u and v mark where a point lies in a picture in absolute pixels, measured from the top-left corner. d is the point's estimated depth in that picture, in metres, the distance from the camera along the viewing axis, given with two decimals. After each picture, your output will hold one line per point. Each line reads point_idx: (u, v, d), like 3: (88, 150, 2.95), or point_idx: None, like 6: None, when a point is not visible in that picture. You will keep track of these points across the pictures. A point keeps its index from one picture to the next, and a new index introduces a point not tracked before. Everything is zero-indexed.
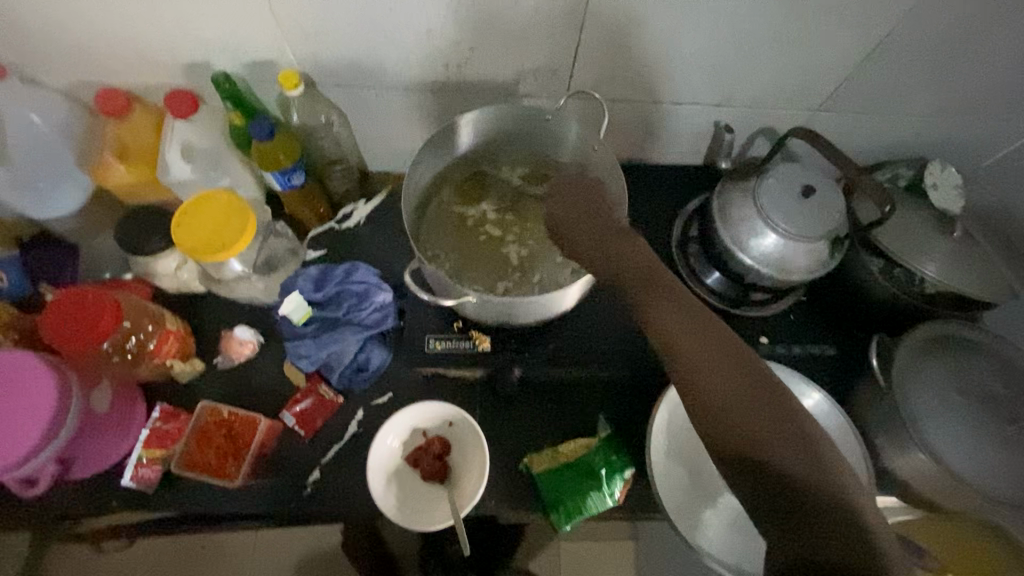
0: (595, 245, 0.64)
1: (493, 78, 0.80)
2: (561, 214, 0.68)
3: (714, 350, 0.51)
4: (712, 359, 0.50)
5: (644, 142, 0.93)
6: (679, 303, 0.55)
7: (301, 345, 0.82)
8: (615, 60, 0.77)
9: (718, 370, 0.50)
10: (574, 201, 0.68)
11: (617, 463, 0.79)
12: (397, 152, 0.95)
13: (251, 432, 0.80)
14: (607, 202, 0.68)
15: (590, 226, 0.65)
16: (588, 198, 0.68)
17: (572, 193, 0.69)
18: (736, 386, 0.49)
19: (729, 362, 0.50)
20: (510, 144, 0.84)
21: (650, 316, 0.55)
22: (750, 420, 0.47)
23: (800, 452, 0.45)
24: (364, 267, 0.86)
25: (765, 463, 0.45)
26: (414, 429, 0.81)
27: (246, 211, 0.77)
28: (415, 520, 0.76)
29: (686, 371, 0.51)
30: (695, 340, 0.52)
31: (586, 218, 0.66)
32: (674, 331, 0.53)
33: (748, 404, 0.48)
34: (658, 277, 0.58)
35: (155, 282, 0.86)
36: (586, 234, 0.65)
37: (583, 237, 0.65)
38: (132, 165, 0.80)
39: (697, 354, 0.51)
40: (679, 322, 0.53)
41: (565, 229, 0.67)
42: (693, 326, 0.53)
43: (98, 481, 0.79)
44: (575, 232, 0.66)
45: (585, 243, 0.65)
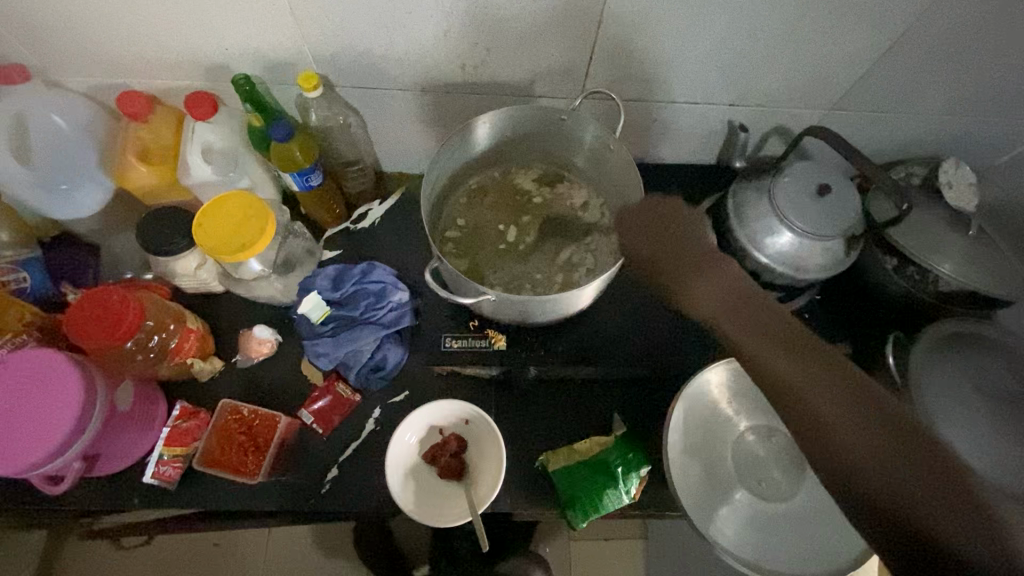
0: (677, 271, 0.60)
1: (509, 79, 0.80)
2: (636, 243, 0.64)
3: (846, 391, 0.49)
4: (852, 407, 0.48)
5: (658, 141, 0.94)
6: (789, 342, 0.53)
7: (319, 344, 0.83)
8: (630, 60, 0.78)
9: (851, 415, 0.48)
10: (651, 223, 0.64)
11: (634, 461, 0.79)
12: (411, 153, 0.96)
13: (269, 431, 0.80)
14: (691, 222, 0.63)
15: (668, 248, 0.62)
16: (668, 219, 0.64)
17: (644, 215, 0.65)
18: (845, 410, 0.48)
19: (847, 402, 0.49)
20: (525, 146, 0.84)
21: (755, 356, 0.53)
22: (873, 459, 0.46)
23: (937, 494, 0.43)
24: (380, 266, 0.87)
25: (912, 521, 0.42)
26: (431, 426, 0.82)
27: (266, 212, 0.78)
28: (433, 516, 0.76)
29: (807, 409, 0.49)
30: (818, 384, 0.50)
31: (666, 241, 0.62)
32: (794, 373, 0.51)
33: (860, 434, 0.47)
34: (752, 308, 0.56)
35: (175, 282, 0.87)
36: (661, 250, 0.62)
37: (663, 259, 0.61)
38: (152, 166, 0.81)
39: (816, 391, 0.50)
40: (784, 354, 0.52)
41: (644, 251, 0.63)
42: (813, 367, 0.51)
43: (120, 478, 0.80)
44: (650, 252, 0.62)
45: (664, 269, 0.61)
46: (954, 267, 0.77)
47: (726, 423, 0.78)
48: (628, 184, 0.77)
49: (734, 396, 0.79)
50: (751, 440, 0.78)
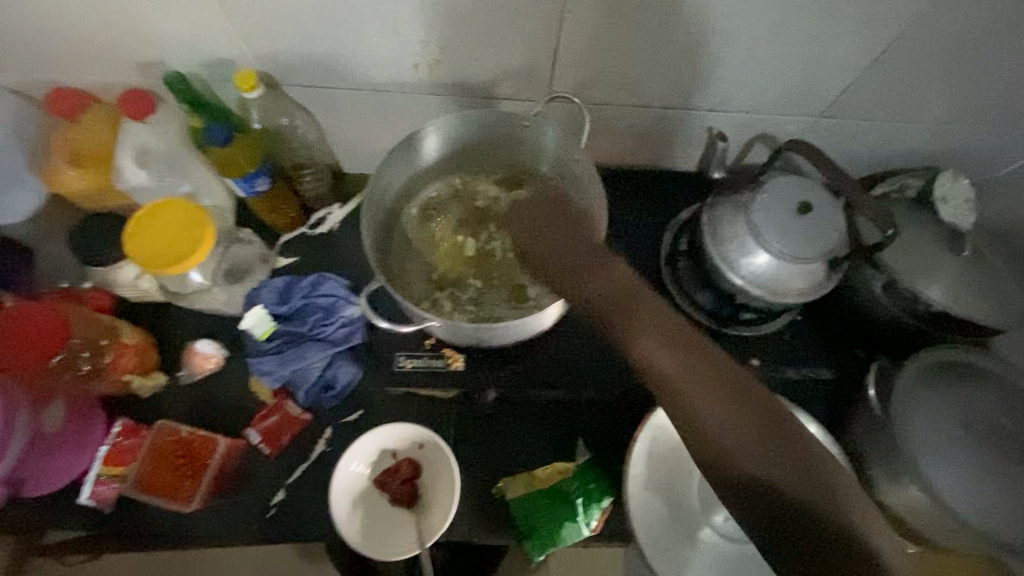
0: (569, 273, 0.56)
1: (468, 79, 0.74)
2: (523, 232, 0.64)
3: (725, 390, 0.43)
4: (718, 390, 0.43)
5: (634, 147, 0.87)
6: (679, 347, 0.46)
7: (264, 362, 0.77)
8: (599, 61, 0.71)
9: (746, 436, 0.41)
10: (544, 215, 0.64)
11: (595, 491, 0.75)
12: (373, 155, 0.90)
13: (210, 453, 0.76)
14: (580, 219, 0.62)
15: (561, 244, 0.59)
16: (568, 216, 0.63)
17: (528, 208, 0.66)
18: (716, 391, 0.43)
19: (743, 418, 0.42)
20: (486, 152, 0.79)
21: (648, 364, 0.46)
22: (739, 441, 0.41)
23: (796, 469, 0.39)
24: (332, 278, 0.81)
25: (777, 501, 0.39)
26: (383, 450, 0.77)
27: (202, 221, 0.72)
28: (380, 548, 0.72)
29: (675, 396, 0.44)
30: (711, 405, 0.43)
31: (555, 225, 0.62)
32: (685, 390, 0.44)
33: (734, 417, 0.42)
34: (646, 315, 0.49)
35: (116, 291, 0.82)
36: (546, 244, 0.60)
37: (552, 252, 0.59)
38: (85, 169, 0.76)
39: (683, 373, 0.44)
40: (653, 336, 0.47)
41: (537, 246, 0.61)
42: (686, 351, 0.45)
43: (54, 499, 0.76)
44: (535, 245, 0.61)
45: (556, 262, 0.58)
46: (946, 291, 0.71)
47: (692, 456, 0.73)
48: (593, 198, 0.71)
49: None
50: None
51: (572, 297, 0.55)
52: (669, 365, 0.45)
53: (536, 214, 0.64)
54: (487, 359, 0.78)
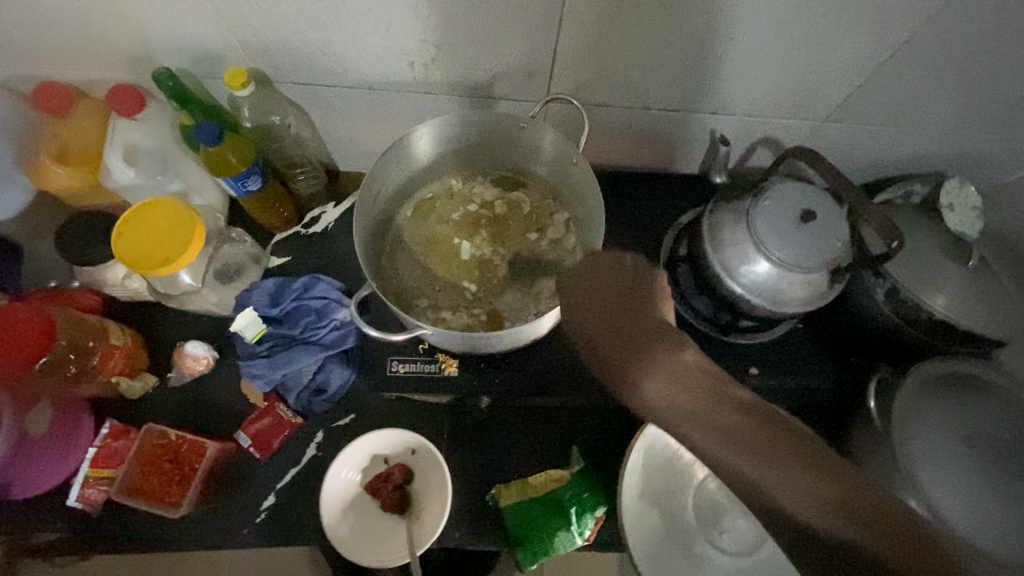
0: (638, 377, 0.45)
1: (465, 79, 0.72)
2: (576, 314, 0.48)
3: (837, 498, 0.40)
4: (831, 493, 0.40)
5: (634, 149, 0.86)
6: (795, 461, 0.41)
7: (254, 365, 0.76)
8: (598, 62, 0.69)
9: (888, 555, 0.39)
10: (589, 282, 0.50)
11: (589, 500, 0.74)
12: (367, 154, 0.88)
13: (198, 457, 0.75)
14: (640, 282, 0.49)
15: (634, 343, 0.46)
16: (623, 278, 0.49)
17: (577, 278, 0.51)
18: (831, 499, 0.40)
19: (857, 523, 0.40)
20: (482, 152, 0.77)
21: (758, 486, 0.41)
22: (870, 554, 0.39)
23: (925, 564, 0.38)
24: (324, 280, 0.80)
25: None
26: (375, 455, 0.76)
27: (191, 221, 0.71)
28: (369, 555, 0.71)
29: (789, 513, 0.40)
30: (848, 527, 0.39)
31: (609, 306, 0.48)
32: (817, 514, 0.40)
33: (859, 526, 0.39)
34: (686, 373, 0.44)
35: (105, 290, 0.81)
36: (617, 343, 0.46)
37: (628, 351, 0.45)
38: (72, 167, 0.74)
39: (787, 479, 0.40)
40: (751, 453, 0.41)
41: (602, 341, 0.46)
42: (790, 458, 0.41)
43: (41, 502, 0.75)
44: (600, 338, 0.46)
45: (641, 375, 0.44)
46: (950, 302, 0.70)
47: (687, 467, 0.72)
48: (591, 203, 0.70)
49: None
50: (715, 486, 0.72)
51: (644, 407, 0.45)
52: (773, 480, 0.41)
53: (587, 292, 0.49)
54: (481, 364, 0.77)
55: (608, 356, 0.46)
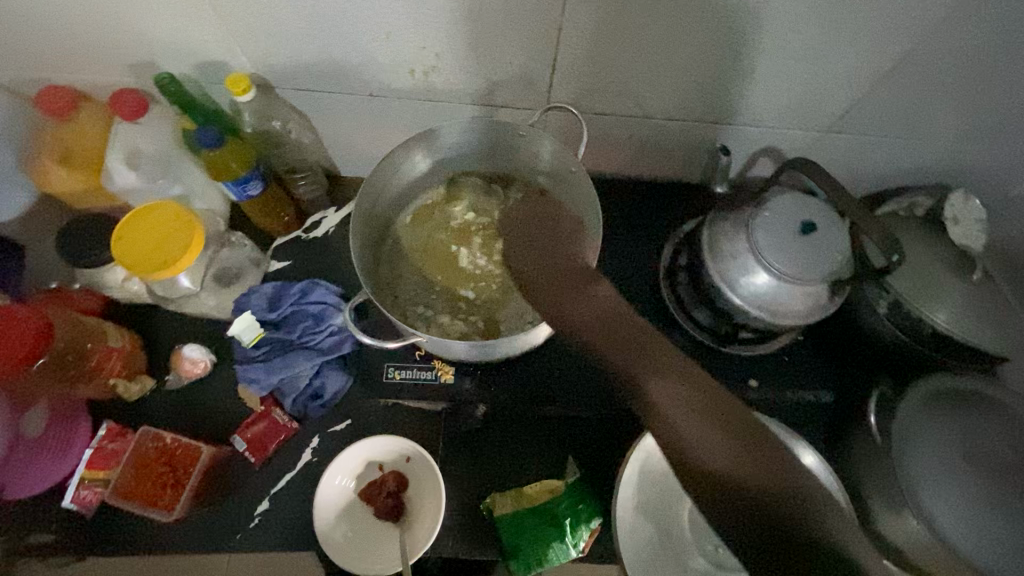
0: (551, 289, 0.53)
1: (465, 86, 0.72)
2: (519, 253, 0.60)
3: (699, 405, 0.42)
4: (694, 398, 0.42)
5: (635, 157, 0.85)
6: (667, 363, 0.44)
7: (250, 369, 0.76)
8: (598, 71, 0.69)
9: (732, 458, 0.39)
10: (535, 228, 0.64)
11: (584, 511, 0.73)
12: (368, 160, 0.88)
13: (192, 461, 0.74)
14: (576, 234, 0.61)
15: (559, 271, 0.55)
16: (560, 230, 0.63)
17: (525, 224, 0.65)
18: (693, 403, 0.42)
19: (719, 432, 0.40)
20: (482, 160, 0.77)
21: (637, 384, 0.44)
22: (718, 456, 0.39)
23: (772, 475, 0.38)
24: (323, 286, 0.80)
25: (764, 516, 0.37)
26: (369, 462, 0.76)
27: (191, 225, 0.71)
28: (362, 563, 0.71)
29: (652, 407, 0.42)
30: (704, 428, 0.40)
31: (545, 244, 0.61)
32: (677, 412, 0.41)
33: (714, 430, 0.40)
34: (590, 288, 0.51)
35: (106, 293, 0.81)
36: (547, 270, 0.56)
37: (554, 276, 0.55)
38: (74, 170, 0.74)
39: (655, 380, 0.43)
40: (638, 353, 0.45)
41: (533, 270, 0.57)
42: (661, 363, 0.44)
43: (39, 502, 0.76)
44: (533, 267, 0.56)
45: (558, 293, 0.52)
46: (953, 317, 0.69)
47: None
48: (590, 213, 0.69)
49: None
50: None
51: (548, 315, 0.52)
52: (652, 382, 0.43)
53: (531, 233, 0.62)
54: (476, 372, 0.77)
55: (537, 281, 0.56)
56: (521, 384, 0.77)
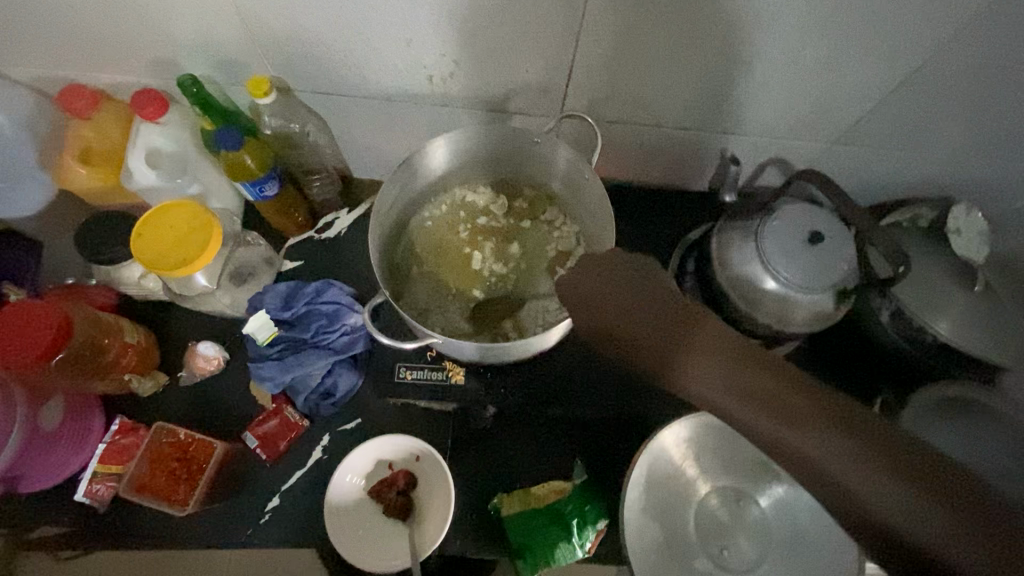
0: (670, 357, 0.51)
1: (482, 93, 0.74)
2: (610, 313, 0.53)
3: (882, 467, 0.47)
4: (874, 465, 0.46)
5: (645, 164, 0.87)
6: (825, 421, 0.48)
7: (264, 367, 0.77)
8: (614, 79, 0.70)
9: (916, 506, 0.46)
10: (605, 273, 0.55)
11: (590, 512, 0.74)
12: (381, 162, 0.90)
13: (204, 456, 0.75)
14: (645, 273, 0.55)
15: (672, 342, 0.51)
16: (626, 265, 0.55)
17: (588, 267, 0.57)
18: (881, 469, 0.46)
19: (913, 498, 0.46)
20: (495, 164, 0.79)
21: (814, 461, 0.47)
22: (911, 520, 0.45)
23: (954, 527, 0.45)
24: (336, 285, 0.81)
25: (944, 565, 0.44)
26: (379, 460, 0.77)
27: (209, 224, 0.72)
28: (371, 560, 0.72)
29: (837, 480, 0.46)
30: (875, 482, 0.46)
31: (626, 289, 0.54)
32: (843, 470, 0.47)
33: (904, 497, 0.46)
34: (709, 343, 0.51)
35: (120, 289, 0.82)
36: (658, 336, 0.52)
37: (662, 343, 0.51)
38: (94, 168, 0.75)
39: (836, 454, 0.47)
40: (803, 426, 0.48)
41: (615, 322, 0.53)
42: (837, 430, 0.47)
43: (51, 494, 0.76)
44: (637, 337, 0.52)
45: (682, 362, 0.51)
46: (955, 326, 0.70)
47: (689, 483, 0.72)
48: (603, 219, 0.71)
49: (697, 453, 0.73)
50: (716, 503, 0.72)
51: (670, 379, 0.51)
52: (818, 448, 0.47)
53: (605, 283, 0.55)
54: (486, 373, 0.77)
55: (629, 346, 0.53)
56: (531, 385, 0.77)
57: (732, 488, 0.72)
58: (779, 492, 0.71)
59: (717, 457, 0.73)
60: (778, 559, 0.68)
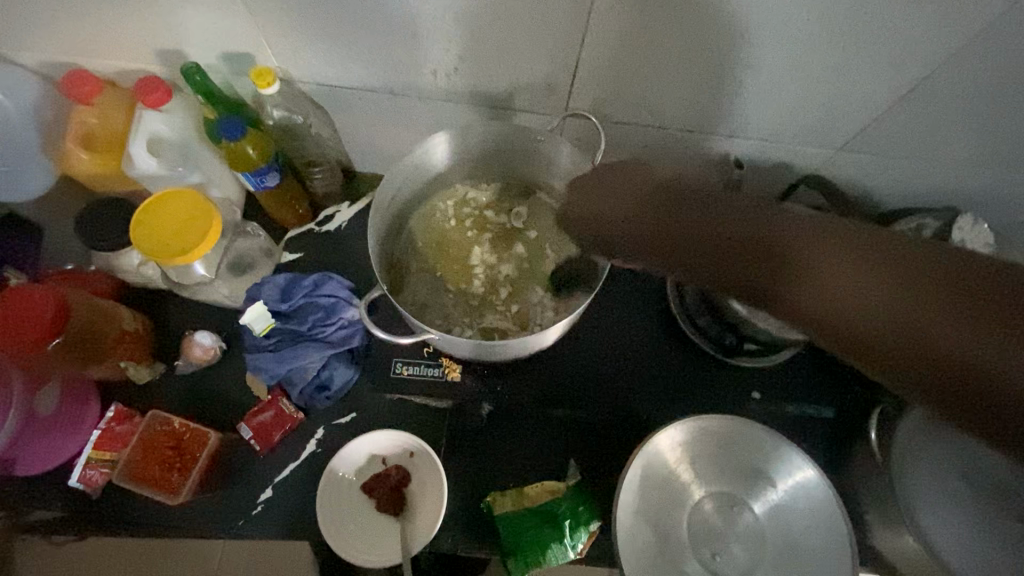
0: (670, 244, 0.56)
1: (486, 90, 0.73)
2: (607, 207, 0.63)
3: (885, 269, 0.38)
4: (889, 269, 0.38)
5: (649, 166, 0.87)
6: (838, 241, 0.42)
7: (260, 359, 0.77)
8: (620, 78, 0.70)
9: (931, 303, 0.35)
10: (610, 183, 0.66)
11: (583, 514, 0.74)
12: (385, 156, 0.89)
13: (199, 445, 0.75)
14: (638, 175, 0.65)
15: (719, 248, 0.52)
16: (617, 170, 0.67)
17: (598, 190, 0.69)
18: (921, 283, 0.36)
19: (962, 301, 0.34)
20: (498, 162, 0.78)
21: (808, 284, 0.43)
22: (929, 313, 0.35)
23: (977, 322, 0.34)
24: (335, 279, 0.81)
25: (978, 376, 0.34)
26: (373, 455, 0.77)
27: (209, 214, 0.72)
28: (363, 554, 0.72)
29: (840, 293, 0.40)
30: (889, 292, 0.38)
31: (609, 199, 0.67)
32: (846, 283, 0.40)
33: (926, 299, 0.36)
34: (763, 223, 0.49)
35: (120, 276, 0.82)
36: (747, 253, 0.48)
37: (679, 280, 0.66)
38: (97, 154, 0.75)
39: (855, 280, 0.39)
40: (820, 251, 0.42)
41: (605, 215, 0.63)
42: (846, 250, 0.41)
43: (46, 479, 0.77)
44: (627, 241, 0.62)
45: (789, 286, 0.44)
46: None
47: (683, 487, 0.72)
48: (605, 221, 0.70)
49: (692, 458, 0.72)
50: (710, 508, 0.71)
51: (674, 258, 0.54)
52: (829, 276, 0.41)
53: (604, 189, 0.67)
54: (483, 371, 0.77)
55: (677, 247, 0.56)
56: (529, 384, 0.77)
57: (727, 494, 0.71)
58: (772, 499, 0.70)
59: (713, 462, 0.72)
60: (770, 566, 0.68)
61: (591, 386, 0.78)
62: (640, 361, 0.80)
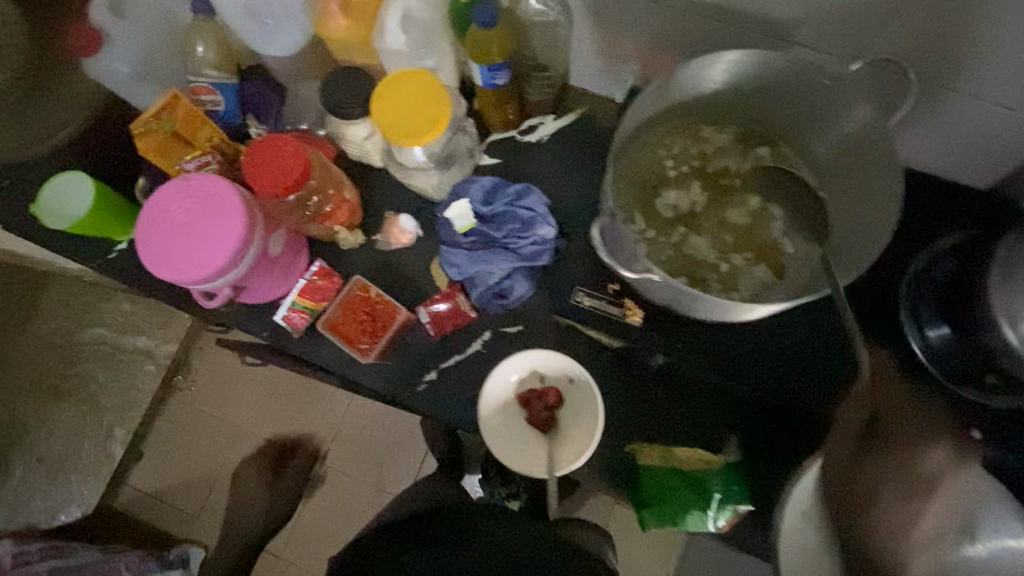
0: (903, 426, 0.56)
1: (772, 16, 0.63)
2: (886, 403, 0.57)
3: (893, 470, 0.54)
4: (888, 469, 0.53)
5: (926, 142, 0.73)
6: (916, 430, 0.55)
7: (455, 254, 0.81)
8: (932, 39, 0.59)
9: (900, 494, 0.53)
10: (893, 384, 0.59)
11: (734, 493, 0.72)
12: (612, 73, 0.83)
13: (388, 318, 0.82)
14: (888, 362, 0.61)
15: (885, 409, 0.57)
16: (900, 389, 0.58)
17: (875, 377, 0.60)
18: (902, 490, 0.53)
19: (885, 479, 0.53)
20: (755, 100, 0.69)
21: (883, 479, 0.54)
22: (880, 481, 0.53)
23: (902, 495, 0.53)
24: (537, 194, 0.82)
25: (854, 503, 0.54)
26: (533, 370, 0.78)
27: (441, 102, 0.73)
28: (512, 460, 0.76)
29: (871, 483, 0.53)
30: (891, 470, 0.53)
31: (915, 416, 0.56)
32: (869, 472, 0.54)
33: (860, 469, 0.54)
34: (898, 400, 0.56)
35: (341, 145, 0.86)
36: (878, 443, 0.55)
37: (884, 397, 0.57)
38: (352, 20, 0.77)
39: (876, 476, 0.54)
40: (879, 445, 0.55)
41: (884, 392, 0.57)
42: (898, 463, 0.54)
43: (255, 309, 0.87)
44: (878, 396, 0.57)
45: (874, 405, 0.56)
46: None
47: None
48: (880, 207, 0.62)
49: None
50: None
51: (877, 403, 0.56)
52: (881, 478, 0.53)
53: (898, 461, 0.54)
54: (665, 322, 0.77)
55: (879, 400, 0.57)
56: (703, 347, 0.76)
57: None
58: None
59: None
60: None
61: (763, 365, 0.75)
62: (837, 349, 0.74)
